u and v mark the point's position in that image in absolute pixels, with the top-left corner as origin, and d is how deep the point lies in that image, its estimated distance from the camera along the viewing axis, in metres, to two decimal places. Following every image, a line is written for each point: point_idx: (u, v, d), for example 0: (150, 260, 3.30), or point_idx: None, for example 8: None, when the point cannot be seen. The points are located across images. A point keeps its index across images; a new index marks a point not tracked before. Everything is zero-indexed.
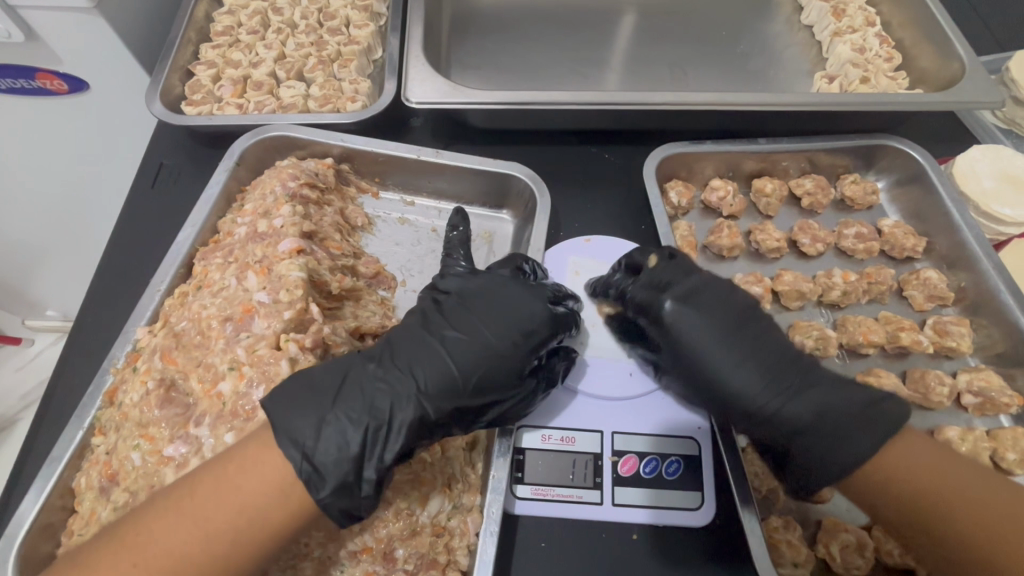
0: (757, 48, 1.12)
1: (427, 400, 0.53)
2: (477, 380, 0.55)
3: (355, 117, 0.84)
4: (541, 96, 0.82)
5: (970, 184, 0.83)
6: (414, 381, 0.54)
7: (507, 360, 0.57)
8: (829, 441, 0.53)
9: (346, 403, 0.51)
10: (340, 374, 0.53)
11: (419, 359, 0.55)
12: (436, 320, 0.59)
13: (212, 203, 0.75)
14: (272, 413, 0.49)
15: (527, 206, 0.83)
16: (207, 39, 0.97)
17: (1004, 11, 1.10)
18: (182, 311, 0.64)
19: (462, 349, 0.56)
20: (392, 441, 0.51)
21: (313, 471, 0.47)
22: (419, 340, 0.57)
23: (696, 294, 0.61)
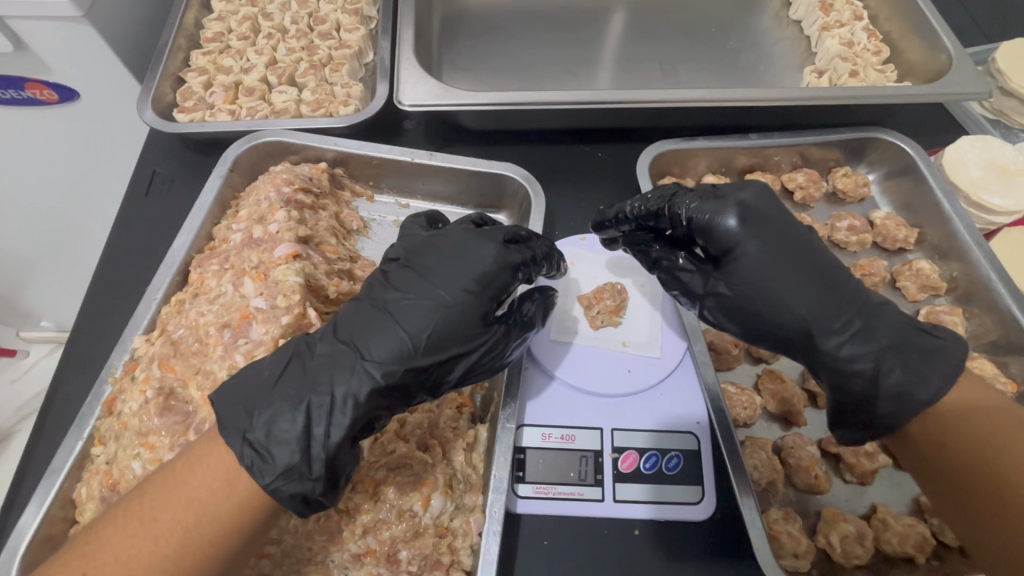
0: (746, 44, 1.12)
1: (369, 369, 0.50)
2: (426, 345, 0.52)
3: (348, 121, 0.84)
4: (534, 96, 0.82)
5: (959, 174, 0.83)
6: (355, 351, 0.51)
7: (456, 318, 0.53)
8: (903, 373, 0.53)
9: (284, 386, 0.50)
10: (285, 356, 0.52)
11: (359, 329, 0.52)
12: (381, 287, 0.56)
13: (206, 209, 0.75)
14: (219, 410, 0.49)
15: (522, 206, 0.83)
16: (198, 46, 0.97)
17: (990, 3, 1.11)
18: (179, 318, 0.64)
19: (405, 311, 0.53)
20: (335, 415, 0.49)
21: (255, 459, 0.46)
22: (362, 310, 0.54)
23: (762, 217, 0.57)
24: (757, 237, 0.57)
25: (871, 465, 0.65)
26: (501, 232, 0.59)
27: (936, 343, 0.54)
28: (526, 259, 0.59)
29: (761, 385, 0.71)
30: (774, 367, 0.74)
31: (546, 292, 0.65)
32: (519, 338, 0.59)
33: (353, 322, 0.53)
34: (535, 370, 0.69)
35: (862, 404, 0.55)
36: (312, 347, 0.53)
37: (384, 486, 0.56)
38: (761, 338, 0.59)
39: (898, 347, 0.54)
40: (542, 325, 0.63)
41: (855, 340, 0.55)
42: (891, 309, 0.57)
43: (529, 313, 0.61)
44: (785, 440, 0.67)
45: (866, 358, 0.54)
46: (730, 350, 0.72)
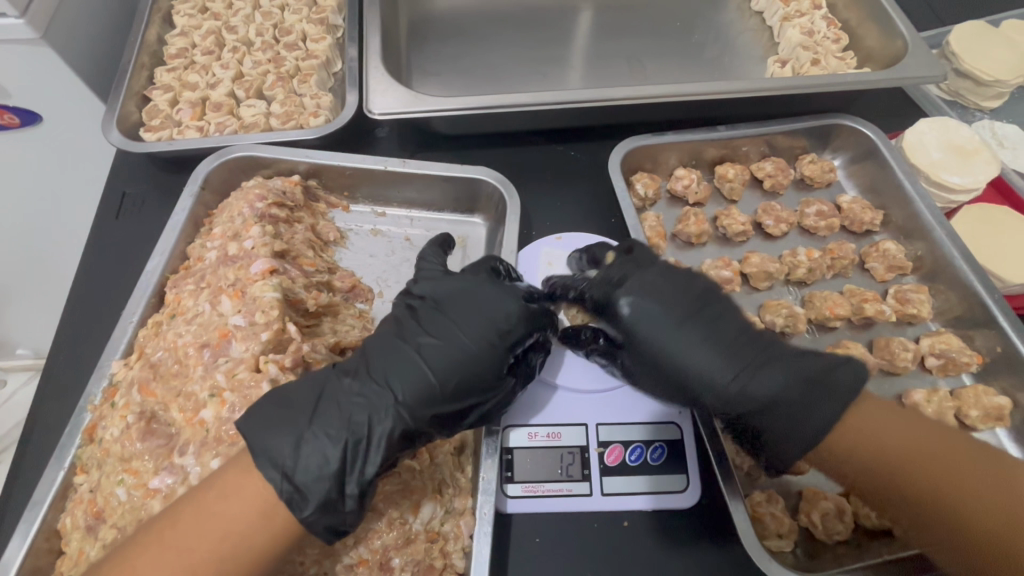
0: (711, 37, 1.14)
1: (404, 413, 0.53)
2: (458, 390, 0.55)
3: (319, 132, 0.84)
4: (504, 100, 0.83)
5: (919, 155, 0.86)
6: (390, 393, 0.54)
7: (487, 364, 0.56)
8: (790, 419, 0.54)
9: (323, 419, 0.52)
10: (316, 393, 0.53)
11: (391, 371, 0.55)
12: (411, 329, 0.58)
13: (180, 229, 0.74)
14: (251, 439, 0.49)
15: (498, 210, 0.84)
16: (162, 62, 0.96)
17: None
18: (158, 341, 0.63)
19: (436, 357, 0.55)
20: (370, 455, 0.52)
21: (293, 494, 0.48)
22: (391, 349, 0.56)
23: (644, 283, 0.60)
24: (637, 299, 0.59)
25: None
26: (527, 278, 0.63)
27: (834, 377, 0.54)
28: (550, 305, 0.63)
29: None
30: None
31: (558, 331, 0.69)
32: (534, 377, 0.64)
33: (384, 362, 0.55)
34: None
35: (765, 444, 0.57)
36: (343, 383, 0.54)
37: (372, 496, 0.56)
38: (660, 397, 0.62)
39: (788, 395, 0.54)
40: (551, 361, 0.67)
41: (744, 394, 0.56)
42: (793, 348, 0.57)
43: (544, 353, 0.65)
44: None
45: (756, 404, 0.55)
46: None
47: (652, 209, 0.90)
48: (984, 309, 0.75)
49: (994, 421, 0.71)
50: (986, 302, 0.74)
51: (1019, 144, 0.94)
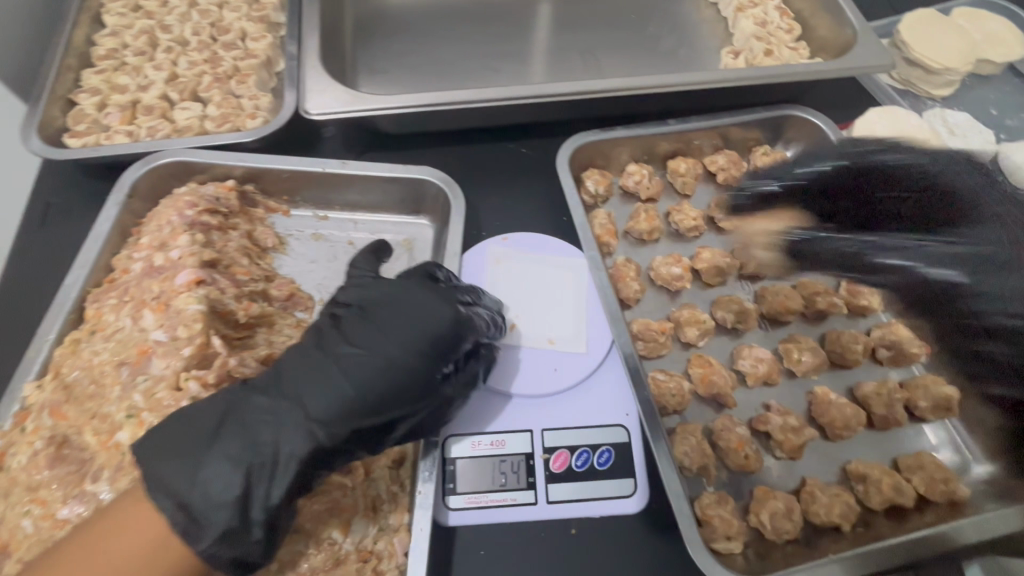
0: (666, 29, 1.13)
1: (316, 431, 0.52)
2: (377, 406, 0.54)
3: (255, 133, 0.80)
4: (448, 97, 0.80)
5: (869, 145, 0.86)
6: (302, 411, 0.52)
7: (409, 378, 0.55)
8: (991, 273, 0.66)
9: (222, 442, 0.49)
10: (221, 412, 0.51)
11: (305, 388, 0.53)
12: (332, 341, 0.56)
13: (103, 240, 0.71)
14: (143, 466, 0.47)
15: (444, 211, 0.81)
16: (91, 64, 0.91)
17: None
18: (74, 360, 0.60)
19: (357, 370, 0.54)
20: (277, 479, 0.50)
21: (188, 523, 0.46)
22: (307, 363, 0.55)
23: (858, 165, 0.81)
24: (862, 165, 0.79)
25: (799, 439, 0.67)
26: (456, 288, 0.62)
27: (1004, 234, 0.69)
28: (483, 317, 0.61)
29: (690, 369, 0.72)
30: (703, 350, 0.75)
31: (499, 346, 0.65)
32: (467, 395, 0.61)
33: (299, 378, 0.54)
34: None
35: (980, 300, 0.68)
36: (252, 402, 0.53)
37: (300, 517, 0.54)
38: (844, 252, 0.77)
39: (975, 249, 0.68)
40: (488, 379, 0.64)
41: (961, 240, 0.70)
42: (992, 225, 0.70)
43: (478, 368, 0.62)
44: (716, 423, 0.68)
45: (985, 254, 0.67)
46: (657, 338, 0.72)
47: (605, 206, 0.88)
48: (932, 299, 0.74)
49: (943, 411, 0.71)
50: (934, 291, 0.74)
51: (969, 132, 0.94)
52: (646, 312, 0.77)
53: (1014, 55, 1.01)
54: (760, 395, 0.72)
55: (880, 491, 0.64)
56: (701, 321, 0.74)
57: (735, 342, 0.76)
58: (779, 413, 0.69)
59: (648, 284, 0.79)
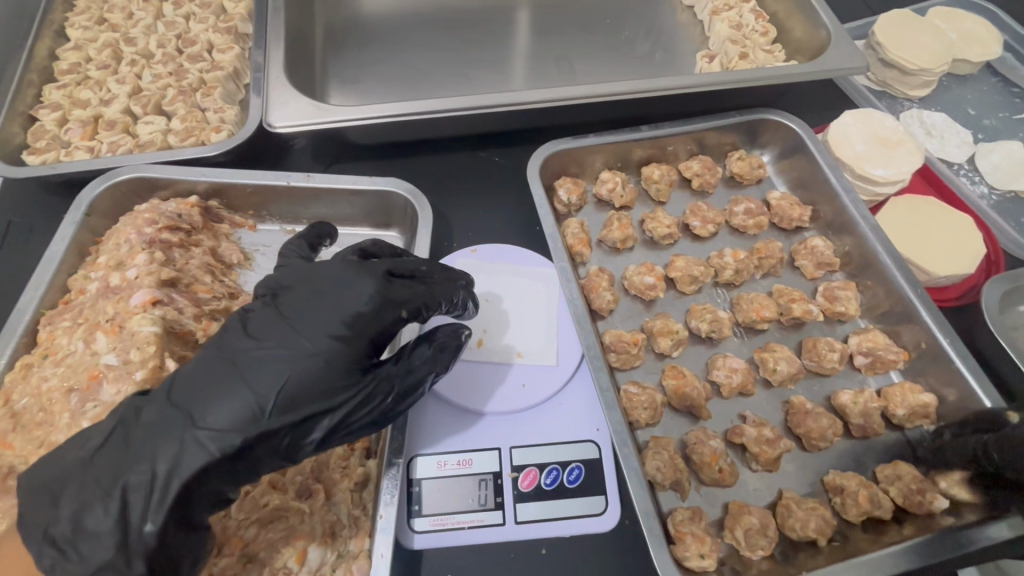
0: (642, 33, 1.12)
1: (201, 439, 0.46)
2: (275, 404, 0.47)
3: (220, 148, 0.79)
4: (414, 106, 0.79)
5: (843, 149, 0.85)
6: (187, 418, 0.47)
7: (316, 369, 0.49)
8: None
9: (97, 464, 0.46)
10: (107, 428, 0.48)
11: (196, 390, 0.48)
12: (232, 335, 0.51)
13: (59, 259, 0.69)
14: (25, 498, 0.46)
15: (413, 223, 0.80)
16: (53, 79, 0.90)
17: None
18: (24, 386, 0.58)
19: (255, 363, 0.49)
20: (155, 503, 0.45)
21: (57, 559, 0.44)
22: (204, 362, 0.50)
23: None
24: None
25: (775, 451, 0.65)
26: (385, 267, 0.57)
27: None
28: (413, 298, 0.56)
29: (663, 381, 0.70)
30: (678, 360, 0.73)
31: (454, 335, 0.60)
32: (406, 387, 0.54)
33: (191, 378, 0.49)
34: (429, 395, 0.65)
35: None
36: (139, 413, 0.48)
37: (254, 546, 0.52)
38: None
39: None
40: (439, 372, 0.57)
41: None
42: None
43: (419, 359, 0.57)
44: (689, 436, 0.66)
45: None
46: (630, 349, 0.70)
47: (578, 214, 0.87)
48: (908, 304, 0.73)
49: (921, 419, 0.69)
50: (910, 297, 0.73)
51: (946, 133, 0.94)
52: (620, 323, 0.76)
53: (991, 54, 1.00)
54: (735, 406, 0.71)
55: (857, 504, 0.62)
56: (675, 331, 0.72)
57: (710, 352, 0.75)
58: (754, 425, 0.67)
59: (622, 293, 0.78)
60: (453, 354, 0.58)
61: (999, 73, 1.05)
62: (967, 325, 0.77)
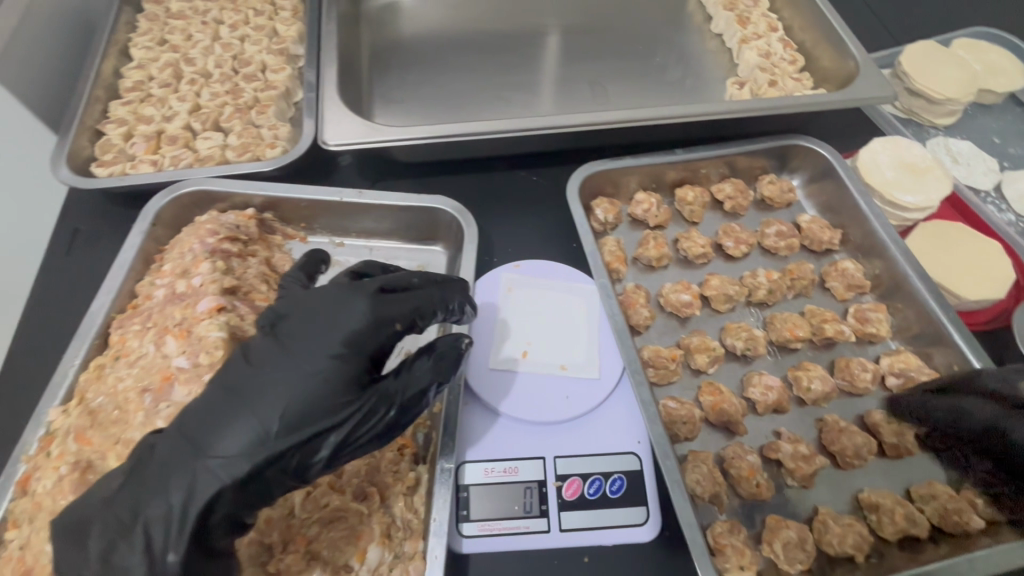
0: (672, 59, 1.16)
1: (213, 467, 0.48)
2: (280, 426, 0.49)
3: (276, 164, 0.83)
4: (460, 128, 0.83)
5: (873, 175, 0.87)
6: (198, 450, 0.49)
7: (316, 390, 0.51)
8: None
9: (119, 501, 0.48)
10: (127, 467, 0.50)
11: (205, 422, 0.50)
12: (236, 366, 0.53)
13: (128, 267, 0.73)
14: (53, 539, 0.47)
15: (457, 238, 0.83)
16: (118, 95, 0.95)
17: (886, 15, 1.20)
18: (99, 385, 0.61)
19: (259, 391, 0.51)
20: (174, 534, 0.47)
21: None
22: (212, 397, 0.51)
23: None
24: None
25: (811, 467, 0.67)
26: (376, 285, 0.58)
27: None
28: (405, 312, 0.56)
29: (700, 397, 0.72)
30: (713, 376, 0.75)
31: (453, 343, 0.58)
32: (406, 399, 0.54)
33: (199, 412, 0.51)
34: (475, 405, 0.68)
35: None
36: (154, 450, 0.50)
37: (317, 544, 0.55)
38: None
39: None
40: (441, 382, 0.56)
41: None
42: None
43: (419, 371, 0.55)
44: (726, 451, 0.68)
45: None
46: (667, 364, 0.73)
47: (614, 233, 0.90)
48: (940, 326, 0.75)
49: None
50: (943, 320, 0.75)
51: (973, 160, 0.96)
52: (656, 338, 0.78)
53: (1015, 85, 1.03)
54: (771, 423, 0.73)
55: (893, 522, 0.64)
56: (710, 348, 0.75)
57: (745, 369, 0.77)
58: (790, 442, 0.69)
59: (657, 310, 0.81)
60: (454, 361, 0.57)
61: None
62: (998, 349, 0.79)
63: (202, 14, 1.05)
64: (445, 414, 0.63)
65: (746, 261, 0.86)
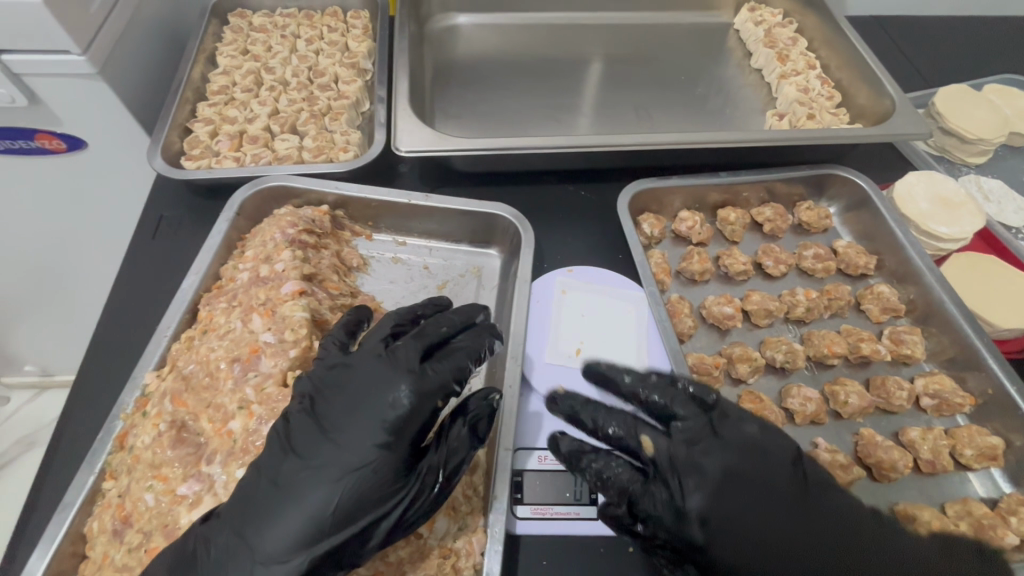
0: (713, 90, 1.23)
1: (270, 566, 0.50)
2: (331, 522, 0.51)
3: (348, 166, 0.90)
4: (521, 141, 0.89)
5: (909, 206, 0.92)
6: (252, 548, 0.50)
7: (363, 484, 0.52)
8: None
9: None
10: (180, 555, 0.52)
11: (254, 521, 0.51)
12: (277, 461, 0.54)
13: (215, 250, 0.79)
14: None
15: (513, 242, 0.89)
16: (203, 98, 1.03)
17: (919, 60, 1.26)
18: (190, 354, 0.67)
19: (303, 489, 0.52)
20: None
21: None
22: (258, 490, 0.53)
23: None
24: None
25: (846, 476, 0.71)
26: (413, 362, 0.57)
27: None
28: (445, 390, 0.56)
29: (741, 405, 0.76)
30: (753, 387, 0.79)
31: (484, 405, 0.60)
32: (448, 474, 0.57)
33: (247, 506, 0.52)
34: (530, 396, 0.73)
35: None
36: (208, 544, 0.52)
37: None
38: None
39: None
40: (476, 445, 0.59)
41: None
42: None
43: (456, 442, 0.58)
44: None
45: None
46: (711, 371, 0.77)
47: (658, 247, 0.95)
48: (974, 353, 0.79)
49: (988, 460, 0.73)
50: (977, 347, 0.78)
51: (1004, 198, 1.01)
52: (700, 347, 0.83)
53: None
54: (808, 433, 0.76)
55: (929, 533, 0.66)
56: (752, 359, 0.78)
57: (782, 382, 0.81)
58: (828, 451, 0.72)
59: (699, 321, 0.85)
60: (487, 426, 0.60)
61: None
62: None
63: (281, 28, 1.14)
64: (506, 402, 0.68)
65: (784, 280, 0.90)
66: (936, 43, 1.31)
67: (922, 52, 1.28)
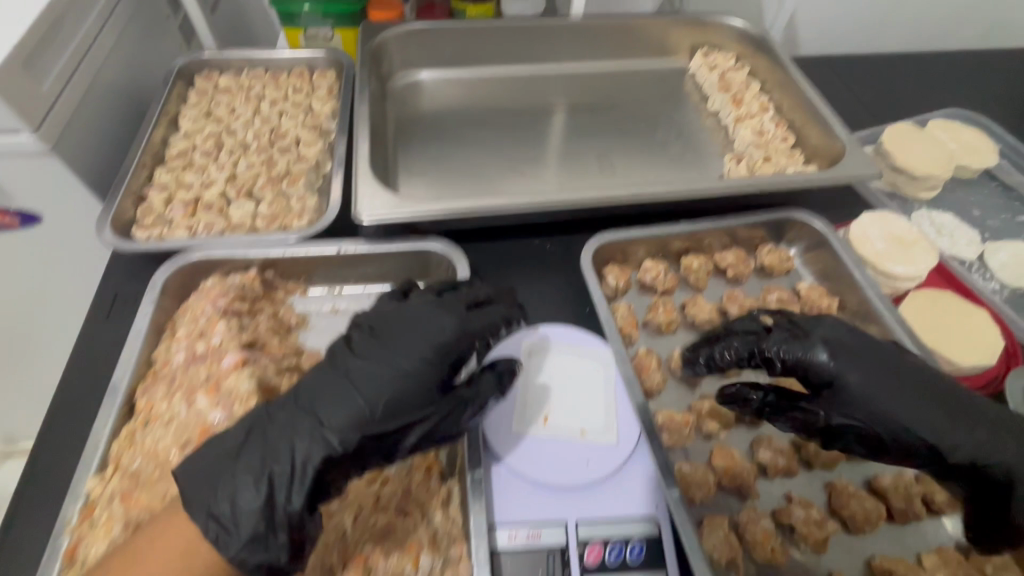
0: (672, 133, 1.26)
1: (328, 436, 0.58)
2: (381, 410, 0.61)
3: (299, 234, 0.86)
4: (480, 203, 0.89)
5: (864, 247, 0.94)
6: (315, 420, 0.60)
7: (412, 385, 0.63)
8: None
9: (246, 455, 0.58)
10: (248, 428, 0.60)
11: (321, 397, 0.61)
12: (344, 357, 0.65)
13: (142, 336, 0.76)
14: (186, 482, 0.56)
15: (449, 273, 0.90)
16: (162, 162, 1.03)
17: (868, 98, 1.31)
18: (134, 450, 0.66)
19: (365, 378, 0.62)
20: (297, 484, 0.57)
21: (220, 534, 0.54)
22: (324, 381, 0.63)
23: None
24: None
25: (823, 532, 0.69)
26: (461, 305, 0.71)
27: None
28: (485, 331, 0.70)
29: (714, 461, 0.75)
30: (725, 441, 0.78)
31: (512, 365, 0.71)
32: (475, 408, 0.66)
33: (315, 391, 0.62)
34: (497, 467, 0.71)
35: None
36: (274, 416, 0.61)
37: (373, 557, 0.63)
38: None
39: None
40: (499, 395, 0.69)
41: None
42: None
43: (485, 385, 0.68)
44: (740, 515, 0.71)
45: None
46: (680, 429, 0.76)
47: (624, 298, 0.95)
48: None
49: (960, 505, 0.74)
50: None
51: (955, 232, 1.04)
52: (669, 402, 0.82)
53: (989, 161, 1.12)
54: (781, 486, 0.76)
55: None
56: (720, 412, 0.79)
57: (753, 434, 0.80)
58: (801, 506, 0.72)
59: (668, 373, 0.85)
60: (510, 379, 0.70)
61: (998, 178, 1.16)
62: None
63: (246, 90, 1.15)
64: (473, 477, 0.66)
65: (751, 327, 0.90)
66: (883, 81, 1.36)
67: (869, 90, 1.34)
